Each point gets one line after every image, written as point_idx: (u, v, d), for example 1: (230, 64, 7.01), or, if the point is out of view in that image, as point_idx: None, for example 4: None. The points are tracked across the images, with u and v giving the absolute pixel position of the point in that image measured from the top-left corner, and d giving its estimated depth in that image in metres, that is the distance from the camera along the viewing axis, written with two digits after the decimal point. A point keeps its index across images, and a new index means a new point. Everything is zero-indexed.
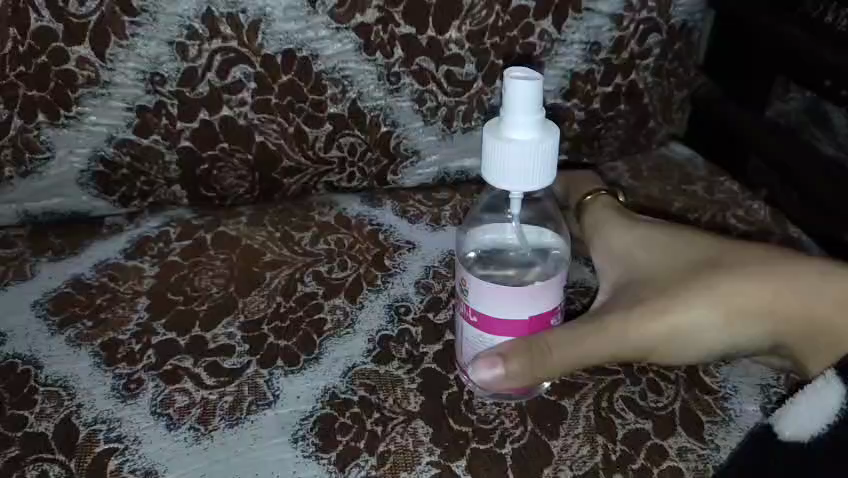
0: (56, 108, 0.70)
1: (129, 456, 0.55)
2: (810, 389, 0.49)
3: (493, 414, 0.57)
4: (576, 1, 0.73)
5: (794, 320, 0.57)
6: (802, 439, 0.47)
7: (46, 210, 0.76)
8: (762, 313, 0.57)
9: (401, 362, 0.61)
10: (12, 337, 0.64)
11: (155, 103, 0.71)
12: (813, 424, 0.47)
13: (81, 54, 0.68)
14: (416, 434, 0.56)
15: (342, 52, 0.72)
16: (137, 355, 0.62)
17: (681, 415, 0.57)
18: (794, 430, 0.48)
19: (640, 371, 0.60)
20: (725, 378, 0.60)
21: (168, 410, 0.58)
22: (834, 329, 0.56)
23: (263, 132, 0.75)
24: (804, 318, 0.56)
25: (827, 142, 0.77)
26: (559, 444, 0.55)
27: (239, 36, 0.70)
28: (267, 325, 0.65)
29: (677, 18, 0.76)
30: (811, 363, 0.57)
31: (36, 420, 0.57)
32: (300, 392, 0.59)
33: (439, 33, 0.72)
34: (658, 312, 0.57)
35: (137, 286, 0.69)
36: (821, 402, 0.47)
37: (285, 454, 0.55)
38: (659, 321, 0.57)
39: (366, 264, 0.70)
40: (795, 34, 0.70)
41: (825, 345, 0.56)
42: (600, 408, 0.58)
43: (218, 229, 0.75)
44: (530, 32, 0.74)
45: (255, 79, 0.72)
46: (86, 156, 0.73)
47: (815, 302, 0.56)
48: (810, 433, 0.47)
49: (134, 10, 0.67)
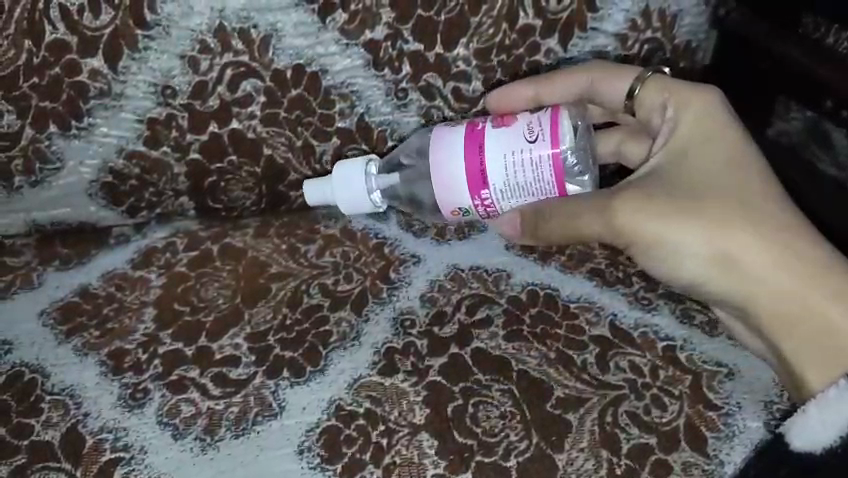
0: (67, 119, 0.71)
1: (135, 466, 0.56)
2: (821, 398, 0.47)
3: (498, 427, 0.58)
4: (582, 20, 0.74)
5: (765, 300, 0.56)
6: (814, 449, 0.46)
7: (55, 219, 0.76)
8: (748, 274, 0.56)
9: (406, 375, 0.61)
10: (19, 345, 0.64)
11: (166, 115, 0.72)
12: (827, 434, 0.46)
13: (94, 66, 0.69)
14: (421, 446, 0.56)
15: (351, 67, 0.73)
16: (144, 365, 0.63)
17: (685, 430, 0.58)
18: (805, 441, 0.46)
19: (644, 387, 0.61)
20: (729, 395, 0.60)
21: (174, 420, 0.59)
22: (828, 340, 0.53)
23: (272, 145, 0.76)
24: (796, 313, 0.54)
25: (827, 162, 0.73)
26: (564, 457, 0.56)
27: (250, 51, 0.71)
28: (274, 336, 0.65)
29: (681, 38, 0.77)
30: (800, 369, 0.55)
31: (42, 428, 0.58)
32: (306, 403, 0.60)
33: (447, 50, 0.73)
34: (658, 203, 0.58)
35: (144, 296, 0.69)
36: (835, 412, 0.46)
37: (291, 465, 0.56)
38: (650, 214, 0.58)
39: (372, 277, 0.71)
40: (795, 56, 0.68)
41: (812, 348, 0.54)
42: (605, 423, 0.58)
43: (224, 240, 0.75)
44: (536, 50, 0.75)
45: (264, 93, 0.73)
46: (96, 167, 0.74)
47: (815, 311, 0.54)
48: (823, 444, 0.46)
49: (147, 24, 0.67)
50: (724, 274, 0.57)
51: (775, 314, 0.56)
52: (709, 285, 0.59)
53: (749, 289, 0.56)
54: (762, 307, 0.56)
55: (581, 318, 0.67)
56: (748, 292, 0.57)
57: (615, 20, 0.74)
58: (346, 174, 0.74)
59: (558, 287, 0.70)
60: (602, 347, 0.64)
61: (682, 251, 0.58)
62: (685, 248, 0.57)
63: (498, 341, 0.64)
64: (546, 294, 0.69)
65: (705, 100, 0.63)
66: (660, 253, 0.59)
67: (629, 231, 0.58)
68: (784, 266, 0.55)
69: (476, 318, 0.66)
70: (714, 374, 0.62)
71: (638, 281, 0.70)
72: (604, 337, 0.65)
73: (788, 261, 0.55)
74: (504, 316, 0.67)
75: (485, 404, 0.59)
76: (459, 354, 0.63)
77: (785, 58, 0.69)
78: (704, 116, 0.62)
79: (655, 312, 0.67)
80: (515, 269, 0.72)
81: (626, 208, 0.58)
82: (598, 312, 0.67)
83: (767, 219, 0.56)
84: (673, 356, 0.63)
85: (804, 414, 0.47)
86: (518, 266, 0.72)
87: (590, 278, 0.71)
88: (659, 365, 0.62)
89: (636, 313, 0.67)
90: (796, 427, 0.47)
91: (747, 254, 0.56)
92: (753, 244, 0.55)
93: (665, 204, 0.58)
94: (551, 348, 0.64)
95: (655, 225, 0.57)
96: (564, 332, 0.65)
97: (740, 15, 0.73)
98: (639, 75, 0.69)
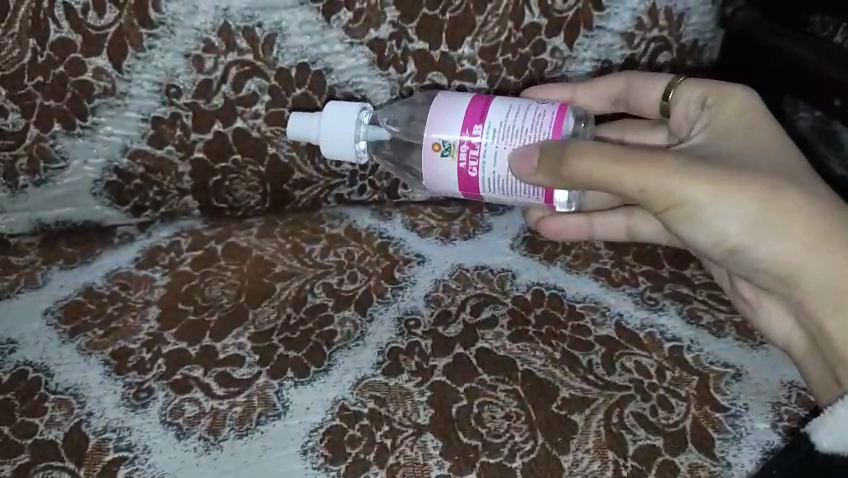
0: (72, 118, 0.71)
1: (139, 465, 0.55)
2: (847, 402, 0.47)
3: (503, 428, 0.57)
4: (588, 19, 0.74)
5: (808, 269, 0.55)
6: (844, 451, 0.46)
7: (59, 218, 0.76)
8: (789, 239, 0.55)
9: (411, 375, 0.61)
10: (24, 344, 0.64)
11: (170, 114, 0.72)
12: None
13: (98, 65, 0.69)
14: (425, 447, 0.56)
15: (355, 67, 0.73)
16: (147, 364, 0.62)
17: (692, 431, 0.57)
18: (833, 441, 0.47)
19: (651, 388, 0.60)
20: (734, 397, 0.59)
21: (178, 420, 0.58)
22: None
23: (276, 144, 0.76)
24: (836, 282, 0.54)
25: (834, 161, 0.76)
26: (570, 459, 0.55)
27: (255, 50, 0.70)
28: (277, 336, 0.65)
29: (688, 37, 0.76)
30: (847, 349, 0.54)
31: (46, 427, 0.57)
32: (309, 403, 0.59)
33: (453, 49, 0.73)
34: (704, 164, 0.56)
35: (148, 296, 0.69)
36: None
37: (295, 465, 0.55)
38: (698, 169, 0.56)
39: (375, 277, 0.71)
40: (803, 54, 0.68)
41: None
42: (612, 424, 0.57)
43: (228, 239, 0.75)
44: (541, 49, 0.75)
45: (268, 92, 0.73)
46: (100, 166, 0.74)
47: None
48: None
49: (151, 23, 0.67)
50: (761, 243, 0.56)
51: (816, 285, 0.55)
52: (747, 253, 0.57)
53: (790, 258, 0.55)
54: (803, 278, 0.56)
55: (586, 318, 0.66)
56: (788, 263, 0.56)
57: (621, 18, 0.74)
58: (333, 117, 0.70)
59: (561, 288, 0.69)
60: (607, 348, 0.64)
61: (720, 216, 0.56)
62: (725, 218, 0.56)
63: (503, 341, 0.64)
64: (550, 294, 0.69)
65: (745, 105, 0.63)
66: (696, 223, 0.57)
67: (667, 192, 0.56)
68: (827, 238, 0.54)
69: (481, 318, 0.66)
70: (722, 374, 0.61)
71: (643, 281, 0.70)
72: (610, 337, 0.65)
73: (829, 233, 0.54)
74: (509, 316, 0.66)
75: (490, 406, 0.59)
76: (462, 354, 0.63)
77: (789, 55, 0.69)
78: (742, 114, 0.63)
79: (662, 313, 0.67)
80: (518, 269, 0.72)
81: (671, 164, 0.56)
82: (604, 313, 0.67)
83: (805, 188, 0.56)
84: (679, 357, 0.63)
85: (834, 414, 0.47)
86: (522, 266, 0.72)
87: (595, 278, 0.71)
88: (665, 366, 0.62)
89: (641, 313, 0.67)
90: (826, 428, 0.47)
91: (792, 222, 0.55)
92: (798, 214, 0.55)
93: (707, 169, 0.56)
94: (557, 348, 0.63)
95: (694, 191, 0.56)
96: (570, 332, 0.65)
97: (747, 14, 0.73)
98: (672, 79, 0.71)
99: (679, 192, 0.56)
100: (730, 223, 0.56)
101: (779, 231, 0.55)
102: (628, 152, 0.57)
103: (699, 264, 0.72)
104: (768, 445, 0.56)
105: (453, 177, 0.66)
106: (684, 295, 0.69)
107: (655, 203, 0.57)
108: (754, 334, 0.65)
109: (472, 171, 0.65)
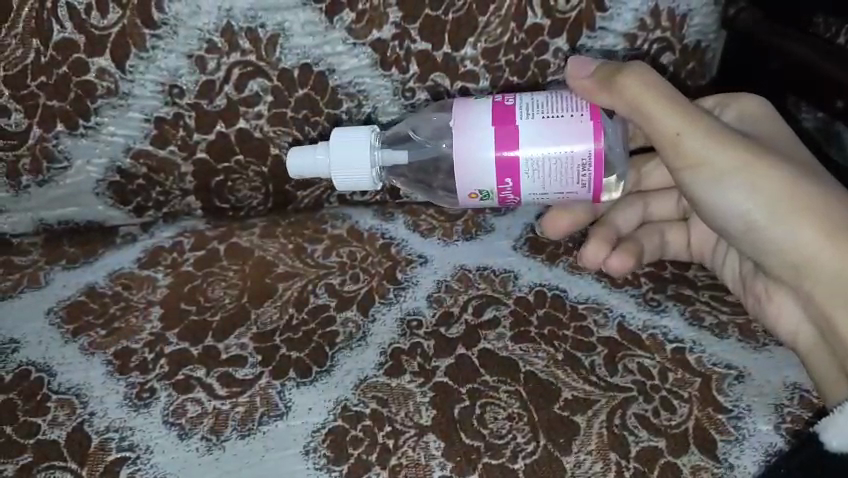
0: (75, 118, 0.71)
1: (141, 465, 0.55)
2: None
3: (505, 429, 0.57)
4: (590, 19, 0.74)
5: (816, 261, 0.56)
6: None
7: (62, 218, 0.76)
8: (801, 226, 0.56)
9: (413, 376, 0.61)
10: (27, 344, 0.64)
11: (173, 114, 0.72)
12: None
13: (101, 65, 0.69)
14: (427, 448, 0.56)
15: (357, 68, 0.73)
16: (150, 364, 0.62)
17: (695, 432, 0.57)
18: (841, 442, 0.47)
19: (653, 390, 0.60)
20: (737, 398, 0.59)
21: (180, 420, 0.58)
22: None
23: (279, 144, 0.76)
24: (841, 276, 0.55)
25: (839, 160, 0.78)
26: (572, 460, 0.55)
27: (258, 50, 0.71)
28: (280, 336, 0.65)
29: (691, 38, 0.76)
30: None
31: (49, 427, 0.57)
32: (311, 404, 0.59)
33: (455, 49, 0.73)
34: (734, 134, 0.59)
35: (150, 296, 0.69)
36: None
37: (297, 465, 0.55)
38: (728, 136, 0.58)
39: (378, 278, 0.71)
40: (804, 54, 0.68)
41: None
42: (614, 425, 0.57)
43: (231, 240, 0.75)
44: (544, 50, 0.75)
45: (271, 93, 0.73)
46: (103, 167, 0.74)
47: None
48: None
49: (155, 23, 0.67)
50: (774, 223, 0.57)
51: (822, 276, 0.56)
52: (758, 232, 0.58)
53: (799, 246, 0.57)
54: (810, 271, 0.57)
55: (588, 319, 0.66)
56: (798, 251, 0.57)
57: (623, 19, 0.74)
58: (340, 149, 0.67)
59: (564, 288, 0.69)
60: (609, 348, 0.64)
61: (738, 186, 0.58)
62: (743, 190, 0.58)
63: (506, 342, 0.64)
64: (552, 295, 0.69)
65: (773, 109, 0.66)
66: (715, 190, 0.59)
67: (693, 152, 0.58)
68: (839, 233, 0.55)
69: (483, 319, 0.66)
70: (724, 376, 0.61)
71: (645, 283, 0.70)
72: (612, 338, 0.65)
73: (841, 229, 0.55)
74: (511, 317, 0.66)
75: (492, 406, 0.59)
76: (465, 355, 0.63)
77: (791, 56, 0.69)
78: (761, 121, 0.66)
79: (664, 314, 0.67)
80: (520, 270, 0.72)
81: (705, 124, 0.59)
82: (606, 314, 0.67)
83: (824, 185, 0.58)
84: (682, 358, 0.63)
85: (841, 414, 0.48)
86: (525, 267, 0.72)
87: (597, 279, 0.71)
88: (668, 368, 0.62)
89: (644, 314, 0.67)
90: (834, 428, 0.47)
91: (807, 209, 0.56)
92: (814, 204, 0.56)
93: (735, 140, 0.58)
94: (559, 349, 0.63)
95: (718, 155, 0.58)
96: (572, 334, 0.65)
97: (749, 15, 0.72)
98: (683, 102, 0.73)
99: (705, 154, 0.58)
100: (745, 195, 0.58)
101: (794, 214, 0.56)
102: (673, 96, 0.59)
103: (701, 266, 0.73)
104: (771, 447, 0.56)
105: (487, 112, 0.62)
106: (686, 296, 0.69)
107: (681, 160, 0.59)
108: (756, 335, 0.65)
109: (507, 101, 0.63)
